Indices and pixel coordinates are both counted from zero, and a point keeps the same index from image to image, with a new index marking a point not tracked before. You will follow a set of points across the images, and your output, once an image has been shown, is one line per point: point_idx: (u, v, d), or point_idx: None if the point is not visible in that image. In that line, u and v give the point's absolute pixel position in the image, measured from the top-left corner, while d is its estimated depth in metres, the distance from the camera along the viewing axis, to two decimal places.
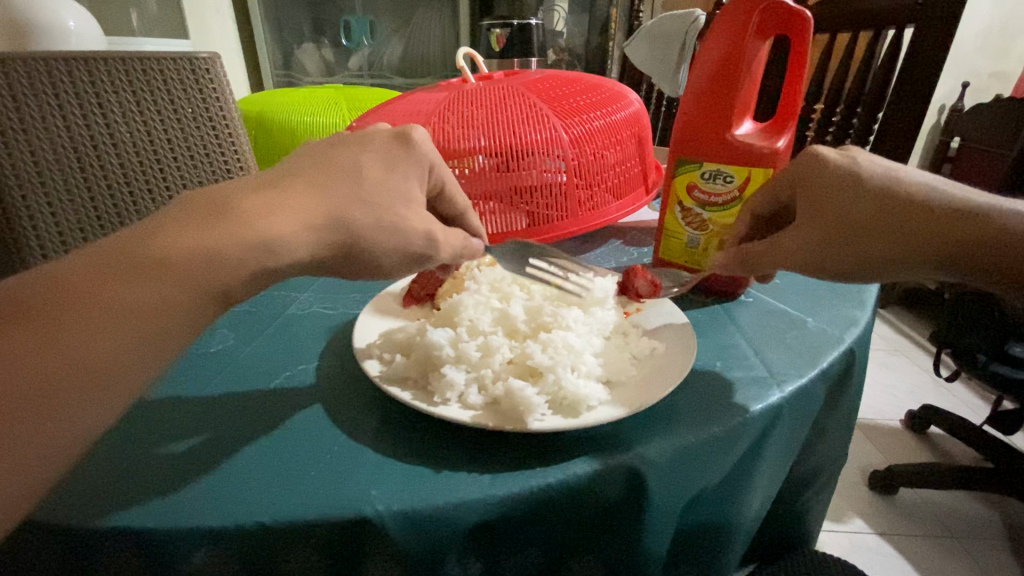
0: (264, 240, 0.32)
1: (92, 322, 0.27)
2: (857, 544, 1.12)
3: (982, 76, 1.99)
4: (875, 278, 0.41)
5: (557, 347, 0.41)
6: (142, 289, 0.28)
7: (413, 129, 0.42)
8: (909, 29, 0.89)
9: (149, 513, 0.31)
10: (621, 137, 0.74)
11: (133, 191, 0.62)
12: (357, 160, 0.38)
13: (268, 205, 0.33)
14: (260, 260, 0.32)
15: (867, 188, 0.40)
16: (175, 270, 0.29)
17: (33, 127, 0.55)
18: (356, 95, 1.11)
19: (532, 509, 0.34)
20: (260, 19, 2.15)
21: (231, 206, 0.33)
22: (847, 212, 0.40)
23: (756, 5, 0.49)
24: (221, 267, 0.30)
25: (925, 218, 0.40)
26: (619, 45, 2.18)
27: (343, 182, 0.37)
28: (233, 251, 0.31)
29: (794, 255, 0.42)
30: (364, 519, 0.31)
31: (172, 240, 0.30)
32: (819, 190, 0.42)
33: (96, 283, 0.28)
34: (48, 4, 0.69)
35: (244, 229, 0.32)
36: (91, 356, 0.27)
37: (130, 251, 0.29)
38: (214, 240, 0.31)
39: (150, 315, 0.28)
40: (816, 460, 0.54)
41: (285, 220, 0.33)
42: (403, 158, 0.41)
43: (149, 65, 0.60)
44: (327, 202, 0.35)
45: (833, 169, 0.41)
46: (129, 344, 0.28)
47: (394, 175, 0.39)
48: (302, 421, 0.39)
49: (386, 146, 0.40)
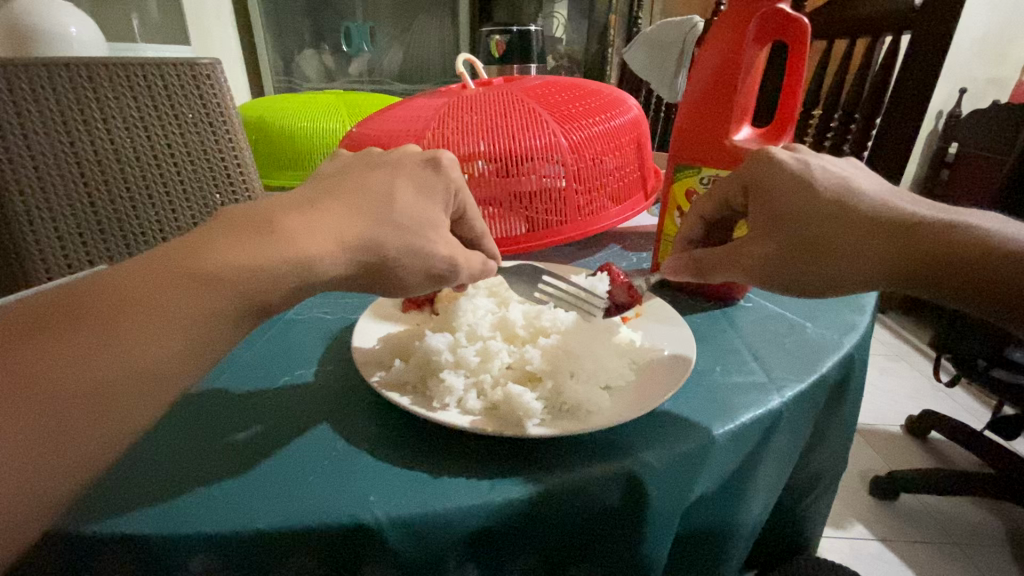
0: (303, 258, 0.33)
1: (128, 330, 0.28)
2: (858, 551, 1.11)
3: (979, 83, 2.00)
4: (833, 288, 0.41)
5: (557, 352, 0.41)
6: (175, 297, 0.29)
7: (442, 155, 0.43)
8: (906, 36, 0.89)
9: (162, 518, 0.31)
10: (620, 143, 0.74)
11: (133, 197, 0.62)
12: (391, 184, 0.39)
13: (309, 223, 0.34)
14: (288, 275, 0.32)
15: (818, 195, 0.41)
16: (206, 280, 0.30)
17: (33, 132, 0.55)
18: (356, 101, 1.11)
19: (530, 517, 0.34)
20: (261, 25, 2.16)
21: (262, 222, 0.33)
22: (798, 219, 0.41)
23: (755, 11, 0.49)
24: (252, 279, 0.31)
25: (878, 227, 0.40)
26: (617, 52, 2.19)
27: (380, 209, 0.37)
28: (277, 268, 0.32)
29: (748, 263, 0.43)
30: (363, 525, 0.31)
31: (206, 253, 0.31)
32: (772, 193, 0.43)
33: (131, 296, 0.29)
34: (53, 11, 0.69)
35: (282, 247, 0.32)
36: (130, 366, 0.28)
37: (164, 263, 0.30)
38: (246, 255, 0.31)
39: (182, 324, 0.29)
40: (816, 466, 0.53)
41: (308, 235, 0.34)
42: (432, 183, 0.41)
43: (150, 71, 0.60)
44: (362, 224, 0.36)
45: (786, 173, 0.43)
46: (168, 354, 0.28)
47: (426, 201, 0.40)
48: (310, 438, 0.38)
49: (416, 171, 0.41)
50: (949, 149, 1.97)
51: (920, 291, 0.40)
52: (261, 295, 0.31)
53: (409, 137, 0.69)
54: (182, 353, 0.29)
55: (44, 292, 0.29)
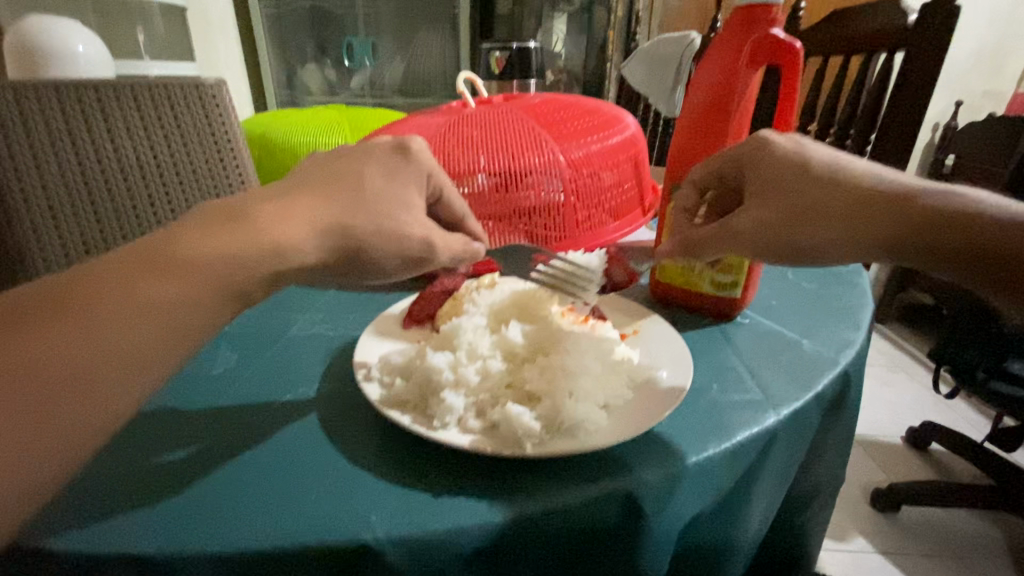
0: (275, 247, 0.34)
1: (106, 319, 0.28)
2: (859, 564, 1.11)
3: (975, 95, 2.03)
4: (821, 254, 0.42)
5: (554, 370, 0.42)
6: (152, 286, 0.30)
7: (411, 139, 0.44)
8: (900, 53, 0.91)
9: (164, 537, 0.32)
10: (619, 160, 0.75)
11: (137, 211, 0.64)
12: (361, 169, 0.40)
13: (280, 211, 0.35)
14: (262, 261, 0.33)
15: (813, 172, 0.43)
16: (184, 270, 0.31)
17: (42, 151, 0.56)
18: (359, 116, 1.12)
19: (527, 536, 0.34)
20: (264, 41, 2.19)
21: (234, 216, 0.34)
22: (793, 192, 0.43)
23: (748, 37, 0.50)
24: (230, 268, 0.32)
25: (874, 199, 0.41)
26: (616, 66, 2.23)
27: (353, 193, 0.38)
28: (250, 255, 0.33)
29: (744, 236, 0.44)
30: (362, 545, 0.32)
31: (182, 244, 0.32)
32: (766, 168, 0.44)
33: (112, 285, 0.29)
34: (62, 29, 0.71)
35: (257, 236, 0.33)
36: (113, 352, 0.28)
37: (141, 255, 0.31)
38: (220, 245, 0.32)
39: (162, 312, 0.30)
40: (814, 479, 0.54)
41: (278, 224, 0.34)
42: (402, 168, 0.42)
43: (156, 92, 0.64)
44: (334, 210, 0.37)
45: (778, 150, 0.45)
46: (147, 340, 0.29)
47: (394, 181, 0.41)
48: (297, 434, 0.40)
49: (384, 155, 0.42)
50: (946, 160, 1.99)
51: (915, 260, 0.40)
52: (244, 286, 0.32)
53: None
54: (164, 340, 0.29)
55: (19, 287, 0.30)
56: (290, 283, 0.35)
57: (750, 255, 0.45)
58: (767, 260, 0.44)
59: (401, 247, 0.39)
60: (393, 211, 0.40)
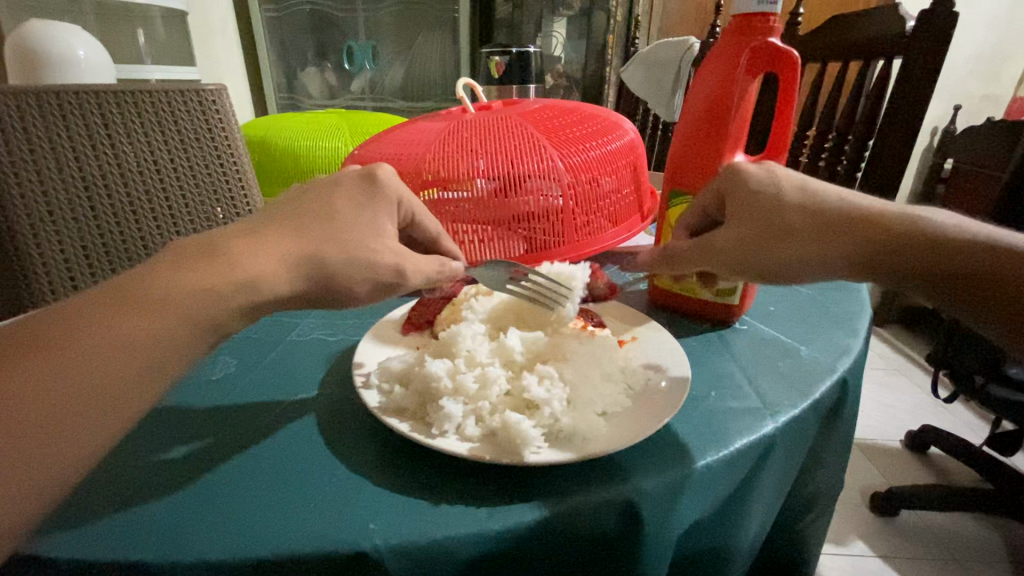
0: (249, 280, 0.34)
1: (84, 354, 0.29)
2: (858, 568, 1.11)
3: (973, 99, 2.03)
4: (795, 274, 0.43)
5: (553, 379, 0.42)
6: (129, 321, 0.30)
7: (379, 168, 0.45)
8: (898, 59, 0.92)
9: (155, 546, 0.32)
10: (617, 166, 0.75)
11: (138, 218, 0.63)
12: (330, 202, 0.40)
13: (253, 246, 0.35)
14: (236, 294, 0.33)
15: (795, 194, 0.43)
16: (159, 303, 0.31)
17: (43, 157, 0.56)
18: (358, 120, 1.13)
19: (526, 544, 0.34)
20: (264, 45, 2.20)
21: (207, 249, 0.34)
22: (777, 213, 0.43)
23: (745, 45, 0.50)
24: (206, 303, 0.32)
25: (854, 219, 0.42)
26: (616, 70, 2.23)
27: (324, 226, 0.38)
28: (224, 288, 0.33)
29: (728, 253, 0.44)
30: (361, 553, 0.32)
31: (161, 278, 0.32)
32: (742, 194, 0.44)
33: (88, 320, 0.30)
34: (63, 34, 0.70)
35: (231, 271, 0.33)
36: (89, 384, 0.28)
37: (119, 289, 0.31)
38: (196, 279, 0.32)
39: (138, 346, 0.30)
40: (812, 487, 0.54)
41: (252, 257, 0.35)
42: (372, 198, 0.42)
43: (157, 96, 0.62)
44: (304, 242, 0.37)
45: (753, 176, 0.45)
46: (125, 374, 0.29)
47: (365, 212, 0.41)
48: (302, 445, 0.40)
49: (359, 186, 0.42)
50: (944, 164, 2.00)
51: (881, 275, 0.43)
52: (221, 318, 0.32)
53: (410, 160, 0.70)
54: (136, 373, 0.30)
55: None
56: (266, 313, 0.35)
57: (730, 272, 0.45)
58: (751, 275, 0.45)
59: (372, 273, 0.39)
60: (367, 243, 0.40)
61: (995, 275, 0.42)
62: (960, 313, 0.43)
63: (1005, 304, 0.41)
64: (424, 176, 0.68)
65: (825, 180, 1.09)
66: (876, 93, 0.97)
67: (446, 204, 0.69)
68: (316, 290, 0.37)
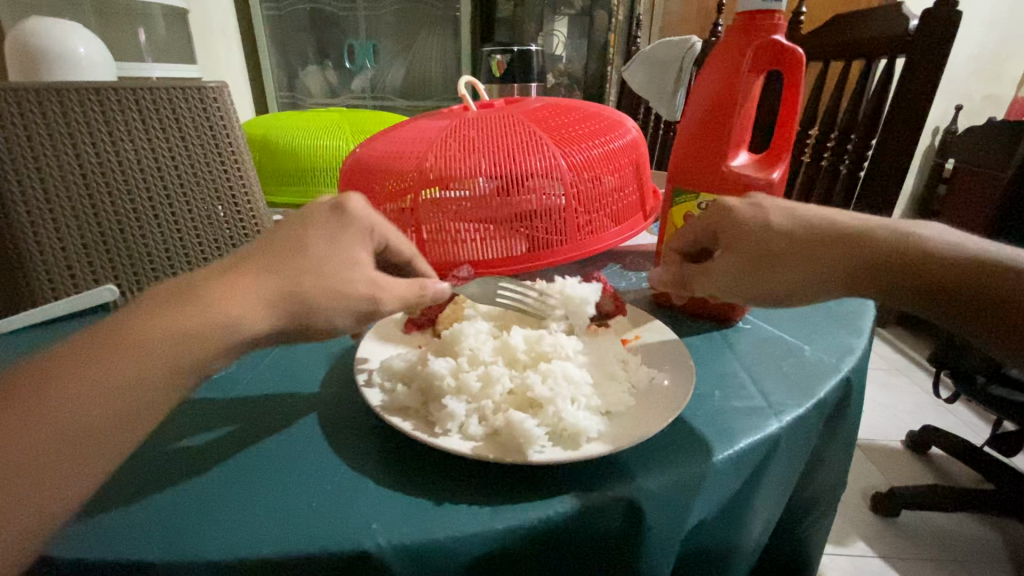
0: (225, 321, 0.33)
1: (58, 406, 0.29)
2: (859, 568, 1.11)
3: (975, 99, 2.03)
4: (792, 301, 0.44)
5: (557, 378, 0.41)
6: (102, 370, 0.30)
7: (349, 198, 0.42)
8: (901, 59, 0.91)
9: (156, 547, 0.31)
10: (619, 164, 0.75)
11: (139, 217, 0.62)
12: (302, 236, 0.38)
13: (228, 286, 0.34)
14: (212, 337, 0.32)
15: (784, 221, 0.43)
16: (133, 351, 0.31)
17: (43, 153, 0.57)
18: (359, 119, 1.12)
19: (531, 544, 0.34)
20: (265, 44, 2.20)
21: (184, 291, 0.34)
22: (767, 240, 0.43)
23: (749, 43, 0.50)
24: (181, 348, 0.32)
25: (844, 242, 0.43)
26: (617, 69, 2.23)
27: (296, 260, 0.37)
28: (200, 332, 0.32)
29: (722, 279, 0.45)
30: (364, 553, 0.31)
31: (139, 322, 0.32)
32: (731, 228, 0.44)
33: (63, 369, 0.30)
34: (64, 32, 0.70)
35: (204, 314, 0.33)
36: (59, 436, 0.28)
37: (95, 336, 0.31)
38: (170, 324, 0.32)
39: (112, 396, 0.30)
40: (815, 487, 0.54)
41: (229, 297, 0.34)
42: (345, 227, 0.40)
43: (158, 94, 0.60)
44: (277, 278, 0.36)
45: (741, 211, 0.45)
46: (98, 425, 0.29)
47: (339, 244, 0.39)
48: (304, 444, 0.40)
49: (325, 215, 0.40)
50: (946, 165, 1.99)
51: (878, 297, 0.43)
52: (197, 361, 0.32)
53: (411, 158, 0.70)
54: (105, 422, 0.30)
55: None
56: (257, 334, 0.34)
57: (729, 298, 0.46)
58: (747, 300, 0.45)
59: (348, 304, 0.38)
60: (341, 272, 0.38)
61: (992, 291, 0.41)
62: (959, 330, 0.43)
63: (1004, 320, 0.41)
64: (425, 175, 0.68)
65: (827, 179, 1.09)
66: (878, 92, 0.96)
67: (447, 202, 0.68)
68: (317, 289, 0.37)
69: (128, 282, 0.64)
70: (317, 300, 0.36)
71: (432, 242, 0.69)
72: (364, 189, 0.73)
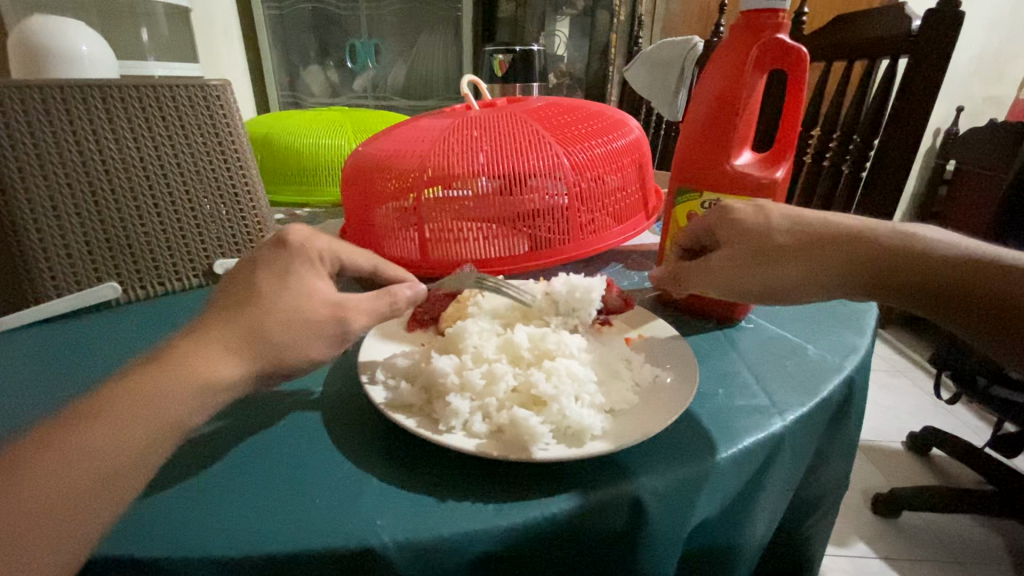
0: (203, 380, 0.33)
1: (32, 476, 0.28)
2: (859, 569, 1.10)
3: (976, 100, 2.03)
4: (790, 298, 0.44)
5: (561, 375, 0.41)
6: (78, 438, 0.29)
7: (287, 232, 0.42)
8: (904, 59, 0.91)
9: (159, 543, 0.32)
10: (622, 164, 0.75)
11: (144, 219, 0.62)
12: (253, 283, 0.38)
13: (200, 344, 0.35)
14: (193, 396, 0.33)
15: (782, 221, 0.44)
16: (109, 416, 0.31)
17: (46, 152, 0.56)
18: (361, 117, 1.12)
19: (535, 542, 0.34)
20: (267, 43, 2.21)
21: (154, 359, 0.34)
22: (765, 239, 0.44)
23: (754, 41, 0.50)
24: (159, 410, 0.32)
25: (840, 242, 0.43)
26: (618, 70, 2.23)
27: (249, 310, 0.37)
28: (179, 392, 0.32)
29: (720, 276, 0.45)
30: (369, 549, 0.31)
31: (113, 392, 0.32)
32: (730, 230, 0.45)
33: (36, 447, 0.29)
34: (65, 29, 0.67)
35: (182, 374, 0.33)
36: (37, 507, 0.27)
37: (67, 411, 0.31)
38: (147, 387, 0.32)
39: (90, 459, 0.29)
40: (817, 487, 0.53)
41: (206, 356, 0.34)
42: (289, 265, 0.40)
43: (163, 93, 0.61)
44: (239, 333, 0.36)
45: (739, 215, 0.45)
46: (76, 490, 0.28)
47: (288, 284, 0.38)
48: (307, 442, 0.40)
49: (272, 257, 0.40)
50: (947, 166, 2.00)
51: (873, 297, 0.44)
52: (179, 421, 0.32)
53: (414, 157, 0.70)
54: (87, 490, 0.29)
55: None
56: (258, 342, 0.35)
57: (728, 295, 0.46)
58: (745, 298, 0.45)
59: (316, 331, 0.38)
60: (299, 306, 0.38)
61: (992, 290, 0.41)
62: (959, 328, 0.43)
63: (1004, 317, 0.41)
64: (428, 173, 0.68)
65: (829, 179, 1.09)
66: (881, 92, 0.96)
67: (449, 201, 0.68)
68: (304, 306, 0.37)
69: (130, 280, 0.64)
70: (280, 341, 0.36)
71: (434, 241, 0.69)
72: (366, 188, 0.73)
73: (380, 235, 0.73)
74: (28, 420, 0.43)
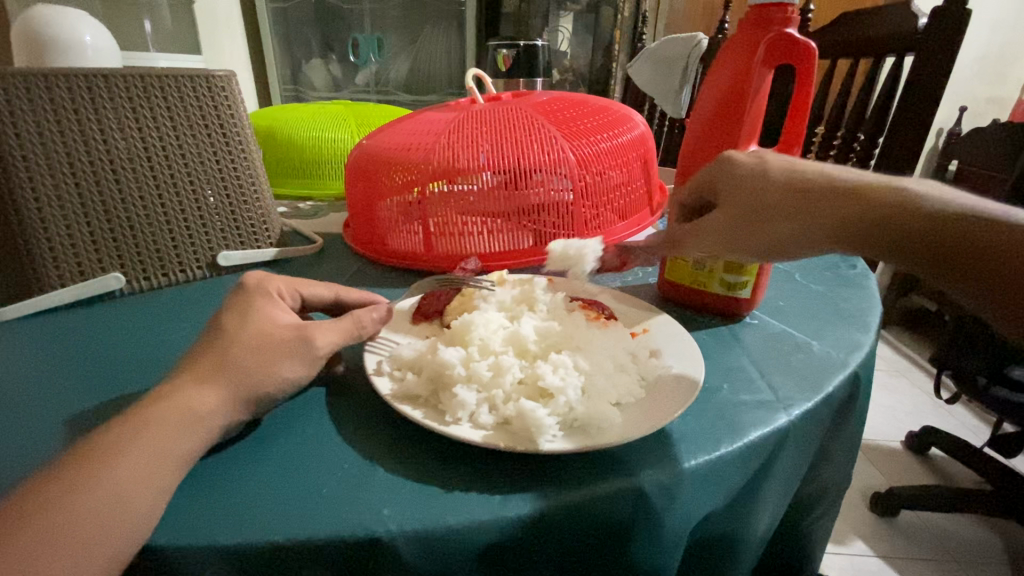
0: (186, 407, 0.34)
1: (53, 507, 0.28)
2: (858, 567, 1.11)
3: (979, 101, 2.04)
4: (785, 252, 0.44)
5: (567, 368, 0.41)
6: (90, 468, 0.30)
7: (246, 277, 0.45)
8: (909, 57, 0.91)
9: (169, 530, 0.32)
10: (627, 158, 0.75)
11: (148, 208, 0.62)
12: (217, 323, 0.40)
13: (192, 378, 0.36)
14: (192, 425, 0.34)
15: (783, 178, 0.44)
16: (117, 446, 0.31)
17: (51, 139, 0.56)
18: (364, 111, 1.12)
19: (543, 532, 0.34)
20: (270, 36, 2.21)
21: (153, 396, 0.35)
22: (761, 197, 0.44)
23: (761, 36, 0.50)
24: (165, 434, 0.33)
25: (841, 199, 0.43)
26: (621, 66, 2.24)
27: (223, 343, 0.38)
28: (180, 418, 0.34)
29: (715, 236, 0.46)
30: (377, 539, 0.31)
31: (118, 428, 0.33)
32: (731, 182, 0.45)
33: (28, 510, 0.28)
34: (69, 19, 0.67)
35: (177, 405, 0.34)
36: (59, 536, 0.28)
37: (76, 451, 0.31)
38: (149, 419, 0.33)
39: (104, 484, 0.30)
40: (819, 482, 0.54)
41: (192, 390, 0.35)
42: (256, 300, 0.42)
43: (167, 81, 0.61)
44: (215, 362, 0.37)
45: (742, 167, 0.45)
46: (94, 516, 0.29)
47: (250, 318, 0.40)
48: (314, 432, 0.40)
49: (231, 302, 0.42)
50: (949, 165, 2.00)
51: (872, 252, 0.42)
52: (184, 444, 0.33)
53: (420, 145, 0.70)
54: (98, 529, 0.28)
55: None
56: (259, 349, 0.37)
57: (724, 250, 0.47)
58: (735, 254, 0.46)
59: (283, 350, 0.38)
60: (263, 331, 0.39)
61: (981, 250, 0.40)
62: (946, 286, 0.42)
63: (997, 281, 0.39)
64: (432, 167, 0.68)
65: None
66: (886, 91, 0.96)
67: (452, 196, 0.68)
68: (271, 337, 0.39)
69: (134, 270, 0.64)
70: (258, 363, 0.37)
71: (438, 235, 0.69)
72: (368, 179, 0.73)
73: (384, 227, 0.73)
74: (37, 406, 0.43)
